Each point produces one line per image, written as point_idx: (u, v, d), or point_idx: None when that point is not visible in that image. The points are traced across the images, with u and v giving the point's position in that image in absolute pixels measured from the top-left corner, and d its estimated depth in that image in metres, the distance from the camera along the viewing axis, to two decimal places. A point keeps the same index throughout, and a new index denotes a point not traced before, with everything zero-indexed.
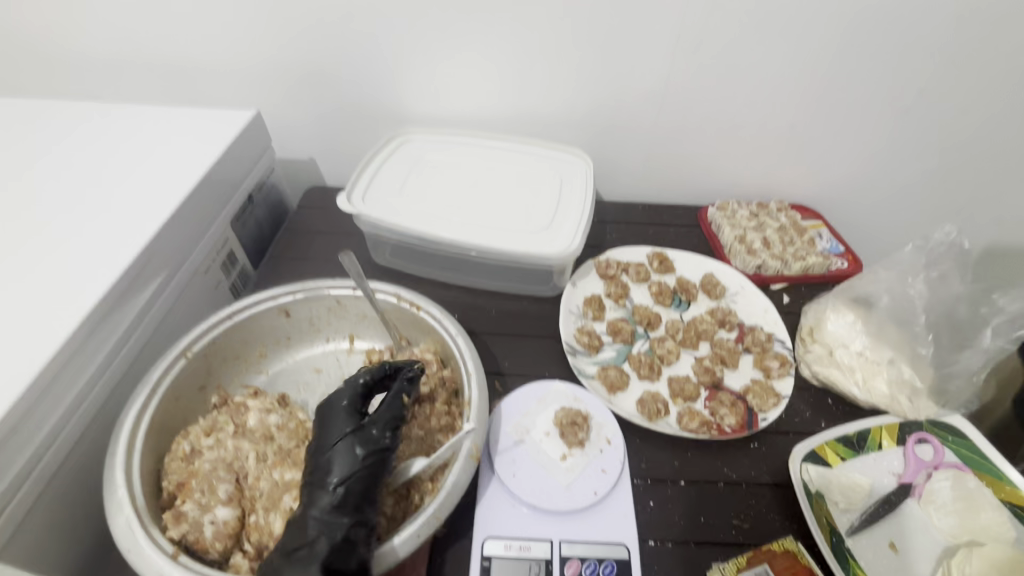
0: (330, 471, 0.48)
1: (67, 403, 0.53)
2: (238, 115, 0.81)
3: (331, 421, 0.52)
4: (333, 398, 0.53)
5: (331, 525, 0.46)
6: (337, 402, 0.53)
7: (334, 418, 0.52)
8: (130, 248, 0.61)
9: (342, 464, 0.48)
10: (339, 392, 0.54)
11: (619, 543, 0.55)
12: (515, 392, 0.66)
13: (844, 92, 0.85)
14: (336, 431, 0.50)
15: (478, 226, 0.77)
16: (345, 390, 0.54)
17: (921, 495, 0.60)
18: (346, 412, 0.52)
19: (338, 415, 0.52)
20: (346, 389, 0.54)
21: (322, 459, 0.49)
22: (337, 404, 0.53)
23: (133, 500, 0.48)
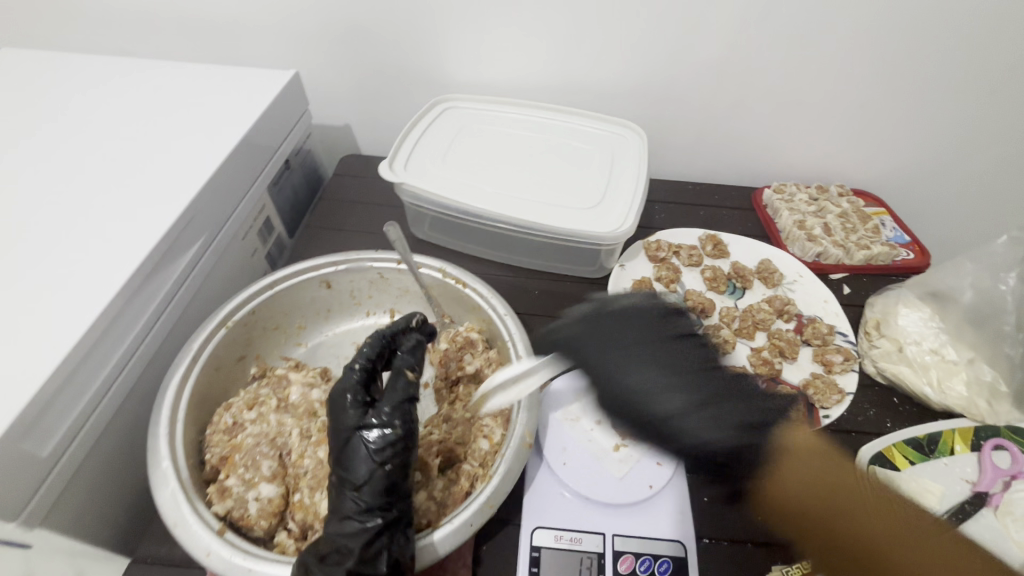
0: (351, 471, 0.45)
1: (108, 370, 0.51)
2: (278, 76, 0.77)
3: (338, 416, 0.48)
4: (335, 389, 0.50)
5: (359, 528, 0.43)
6: (337, 393, 0.49)
7: (337, 413, 0.48)
8: (170, 211, 0.58)
9: (357, 461, 0.45)
10: (339, 384, 0.50)
11: (675, 540, 0.52)
12: (551, 383, 0.63)
13: (927, 67, 0.78)
14: (344, 428, 0.47)
15: (525, 200, 0.73)
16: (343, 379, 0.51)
17: (997, 505, 0.56)
18: (350, 402, 0.48)
19: (342, 407, 0.49)
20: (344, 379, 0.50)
21: (341, 456, 0.46)
22: (342, 395, 0.49)
23: (177, 473, 0.46)
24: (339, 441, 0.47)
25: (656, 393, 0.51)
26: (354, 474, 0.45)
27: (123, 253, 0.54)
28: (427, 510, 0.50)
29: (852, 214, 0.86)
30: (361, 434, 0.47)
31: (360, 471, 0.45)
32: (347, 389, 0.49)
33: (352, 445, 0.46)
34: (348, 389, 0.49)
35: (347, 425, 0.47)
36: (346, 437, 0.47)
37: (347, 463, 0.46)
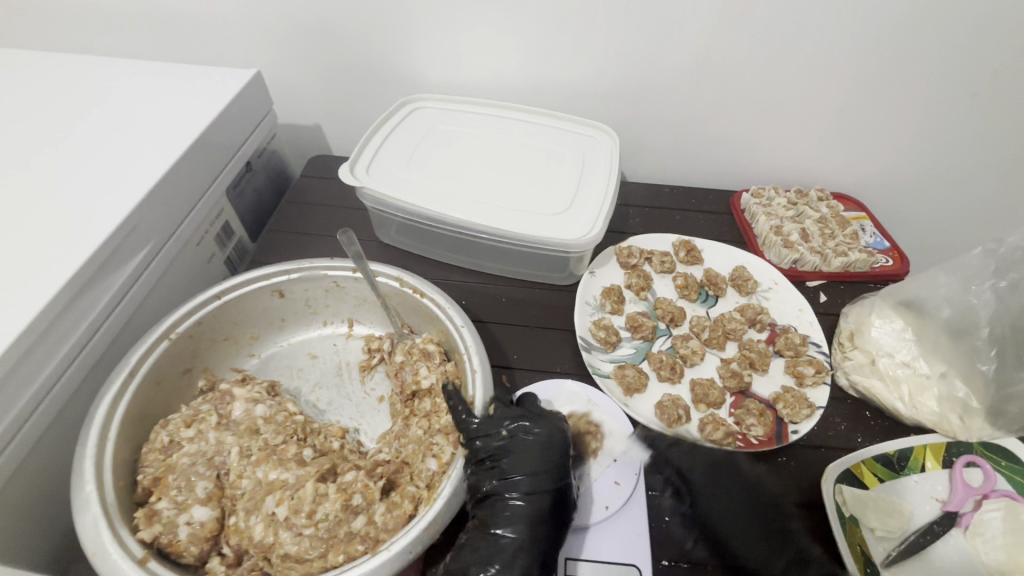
0: (522, 526, 0.47)
1: (37, 385, 0.49)
2: (238, 74, 0.74)
3: (504, 474, 0.49)
4: (545, 441, 0.51)
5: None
6: (550, 447, 0.51)
7: (531, 478, 0.49)
8: (111, 217, 0.55)
9: (531, 524, 0.46)
10: (524, 442, 0.51)
11: (631, 564, 0.49)
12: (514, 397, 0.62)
13: (910, 69, 0.75)
14: (528, 490, 0.48)
15: (490, 206, 0.70)
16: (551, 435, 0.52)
17: (968, 526, 0.54)
18: (547, 469, 0.49)
19: (540, 460, 0.50)
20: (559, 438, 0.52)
21: (531, 509, 0.47)
22: (528, 456, 0.50)
23: (102, 497, 0.44)
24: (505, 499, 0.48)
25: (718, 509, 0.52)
26: (503, 530, 0.46)
27: (56, 262, 0.51)
28: (366, 535, 0.45)
29: (831, 219, 0.84)
30: (544, 485, 0.49)
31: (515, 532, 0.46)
32: (538, 452, 0.50)
33: (558, 516, 0.48)
34: (543, 451, 0.50)
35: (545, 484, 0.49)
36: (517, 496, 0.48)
37: (521, 525, 0.46)
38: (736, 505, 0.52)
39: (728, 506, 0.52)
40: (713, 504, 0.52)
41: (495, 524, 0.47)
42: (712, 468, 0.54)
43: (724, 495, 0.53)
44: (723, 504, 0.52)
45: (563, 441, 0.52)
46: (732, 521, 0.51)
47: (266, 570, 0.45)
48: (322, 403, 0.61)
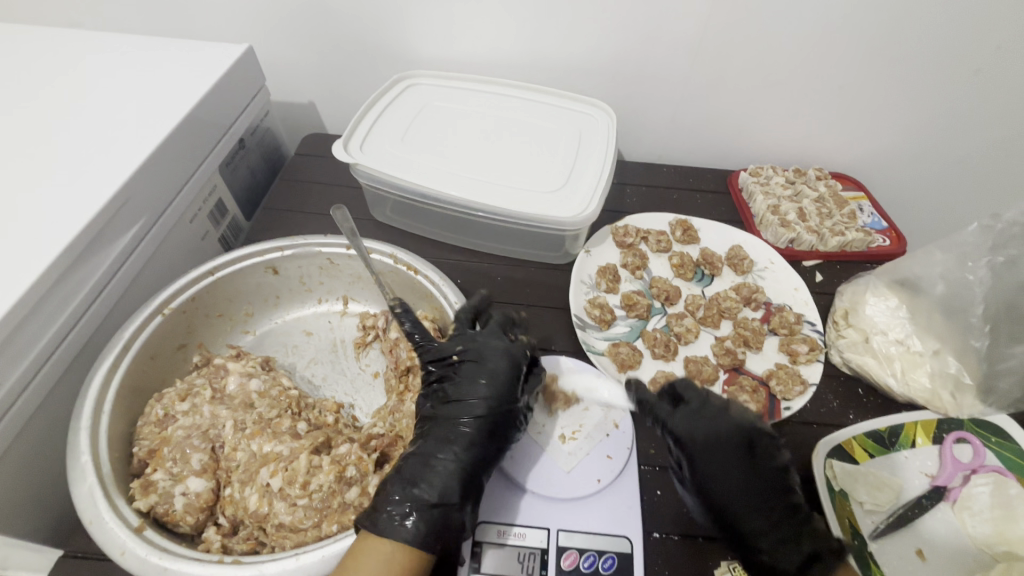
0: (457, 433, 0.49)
1: (30, 359, 0.49)
2: (230, 48, 0.73)
3: (449, 398, 0.52)
4: (487, 361, 0.53)
5: (421, 504, 0.44)
6: (490, 366, 0.53)
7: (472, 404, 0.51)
8: (101, 192, 0.55)
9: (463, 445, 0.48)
10: (469, 370, 0.53)
11: (622, 535, 0.50)
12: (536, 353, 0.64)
13: (912, 45, 0.74)
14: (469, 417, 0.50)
15: (485, 182, 0.69)
16: (496, 358, 0.53)
17: (956, 500, 0.55)
18: (487, 396, 0.51)
19: (478, 381, 0.52)
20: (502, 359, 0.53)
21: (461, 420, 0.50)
22: (472, 384, 0.52)
23: (98, 468, 0.44)
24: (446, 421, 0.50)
25: (728, 494, 0.48)
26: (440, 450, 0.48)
27: (46, 237, 0.51)
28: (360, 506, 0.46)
29: (828, 199, 0.83)
30: (478, 400, 0.51)
31: (447, 452, 0.48)
32: (482, 379, 0.52)
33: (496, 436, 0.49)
34: (486, 379, 0.52)
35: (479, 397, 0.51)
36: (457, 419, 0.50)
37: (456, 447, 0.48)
38: (737, 477, 0.49)
39: (729, 477, 0.49)
40: (711, 476, 0.49)
41: (433, 445, 0.48)
42: (718, 452, 0.50)
43: (727, 467, 0.49)
44: (721, 476, 0.49)
45: (507, 371, 0.53)
46: (735, 500, 0.48)
47: (261, 540, 0.45)
48: (317, 379, 0.61)
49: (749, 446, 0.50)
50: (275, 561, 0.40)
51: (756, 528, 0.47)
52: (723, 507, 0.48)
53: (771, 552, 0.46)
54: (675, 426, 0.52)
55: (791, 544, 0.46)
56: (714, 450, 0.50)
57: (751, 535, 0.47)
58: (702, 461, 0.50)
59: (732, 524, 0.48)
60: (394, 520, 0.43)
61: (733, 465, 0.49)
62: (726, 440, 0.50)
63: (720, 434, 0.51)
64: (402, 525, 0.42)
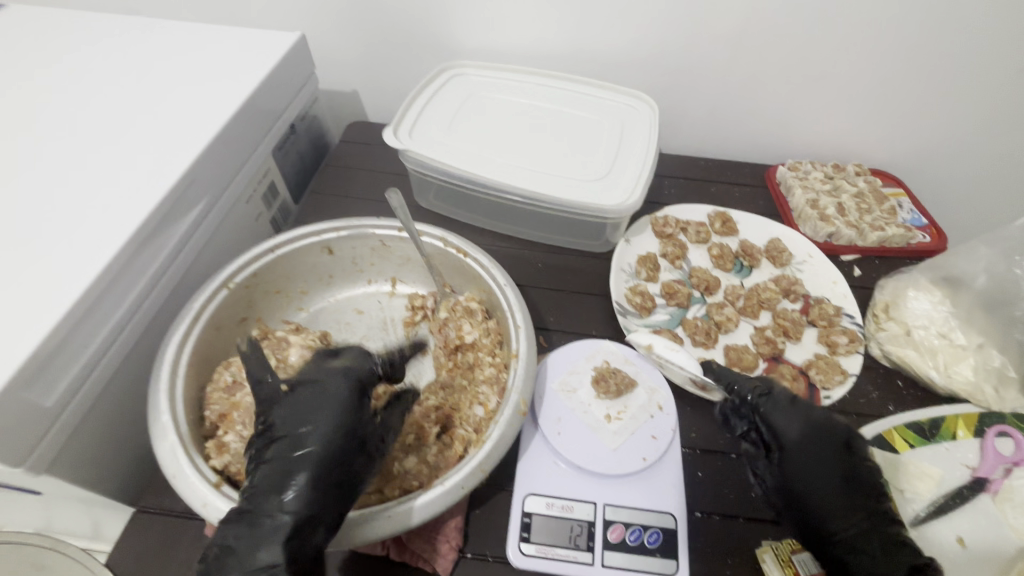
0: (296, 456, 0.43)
1: (110, 327, 0.52)
2: (284, 36, 0.75)
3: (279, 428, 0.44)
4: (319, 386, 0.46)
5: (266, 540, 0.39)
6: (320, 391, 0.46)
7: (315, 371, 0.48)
8: (171, 172, 0.58)
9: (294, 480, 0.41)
10: (304, 400, 0.45)
11: (667, 512, 0.51)
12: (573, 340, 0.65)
13: (959, 40, 0.74)
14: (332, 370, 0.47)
15: (530, 169, 0.71)
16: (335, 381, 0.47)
17: (997, 492, 0.55)
18: (317, 429, 0.44)
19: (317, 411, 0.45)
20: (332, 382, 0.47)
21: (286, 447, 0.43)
22: (299, 412, 0.45)
23: (177, 427, 0.47)
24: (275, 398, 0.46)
25: (818, 487, 0.49)
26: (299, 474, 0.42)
27: (125, 212, 0.54)
28: (420, 473, 0.49)
29: (868, 194, 0.83)
30: (319, 430, 0.44)
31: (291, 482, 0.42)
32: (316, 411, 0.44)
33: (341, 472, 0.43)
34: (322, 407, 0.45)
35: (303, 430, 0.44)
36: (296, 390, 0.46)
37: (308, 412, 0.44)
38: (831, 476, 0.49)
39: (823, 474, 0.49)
40: (806, 470, 0.50)
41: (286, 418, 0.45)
42: (818, 446, 0.50)
43: (826, 464, 0.50)
44: (814, 472, 0.49)
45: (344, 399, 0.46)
46: (828, 494, 0.48)
47: None
48: (369, 354, 0.64)
49: (845, 444, 0.51)
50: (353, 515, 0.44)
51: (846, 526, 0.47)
52: (814, 500, 0.49)
53: (872, 556, 0.45)
54: (774, 418, 0.52)
55: (892, 552, 0.46)
56: (814, 450, 0.50)
57: (847, 536, 0.47)
58: (798, 455, 0.50)
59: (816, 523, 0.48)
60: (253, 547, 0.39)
61: (832, 461, 0.50)
62: (825, 439, 0.51)
63: (822, 433, 0.51)
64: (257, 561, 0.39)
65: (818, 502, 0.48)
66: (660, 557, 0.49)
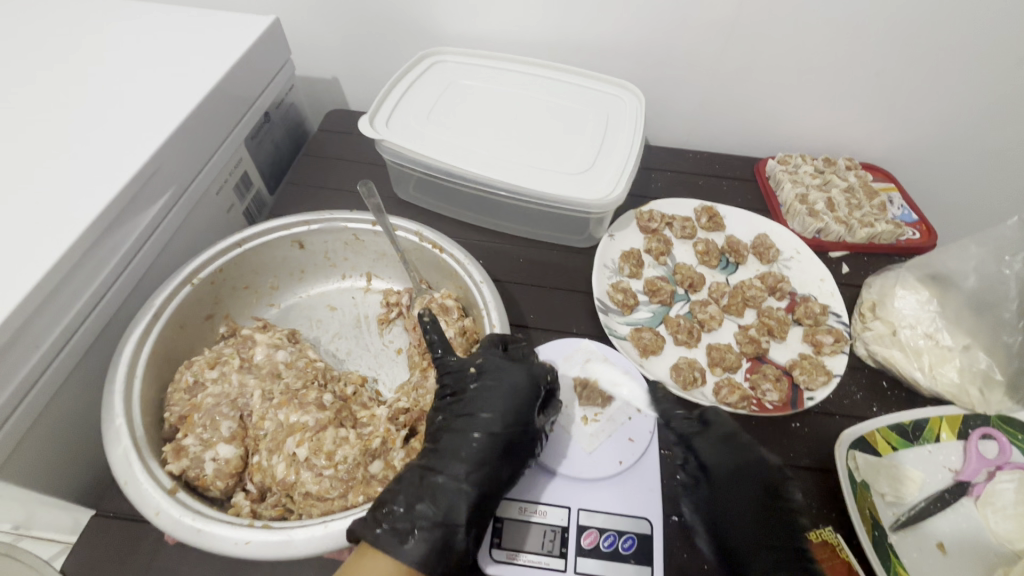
0: (467, 439, 0.48)
1: (65, 324, 0.50)
2: (257, 19, 0.72)
3: (462, 413, 0.50)
4: (504, 371, 0.51)
5: (426, 523, 0.43)
6: (511, 379, 0.50)
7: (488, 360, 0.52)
8: (133, 161, 0.55)
9: (473, 464, 0.46)
10: (492, 385, 0.50)
11: (643, 517, 0.50)
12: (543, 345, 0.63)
13: (954, 31, 0.72)
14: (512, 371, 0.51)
15: (511, 162, 0.69)
16: (514, 366, 0.51)
17: (980, 496, 0.54)
18: (498, 417, 0.49)
19: (487, 395, 0.50)
20: (515, 367, 0.51)
21: (457, 429, 0.49)
22: (493, 400, 0.50)
23: (132, 431, 0.45)
24: (465, 376, 0.52)
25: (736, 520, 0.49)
26: (457, 451, 0.47)
27: (81, 204, 0.51)
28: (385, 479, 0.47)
29: (858, 189, 0.81)
30: (489, 414, 0.49)
31: (457, 464, 0.46)
32: (503, 400, 0.49)
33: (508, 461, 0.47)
34: (510, 397, 0.50)
35: (481, 415, 0.49)
36: (483, 377, 0.51)
37: (509, 404, 0.49)
38: (750, 508, 0.49)
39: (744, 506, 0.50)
40: (728, 502, 0.50)
41: (470, 407, 0.50)
42: (744, 477, 0.51)
43: (747, 497, 0.50)
44: (738, 506, 0.50)
45: (527, 393, 0.50)
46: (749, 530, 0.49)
47: (289, 507, 0.46)
48: (341, 352, 0.62)
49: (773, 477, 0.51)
50: (304, 528, 0.41)
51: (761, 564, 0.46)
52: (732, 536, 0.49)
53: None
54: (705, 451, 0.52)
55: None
56: (740, 479, 0.51)
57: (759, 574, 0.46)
58: (722, 486, 0.51)
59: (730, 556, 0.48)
60: (396, 537, 0.41)
61: (756, 496, 0.50)
62: (753, 476, 0.51)
63: (748, 468, 0.51)
64: (409, 550, 0.41)
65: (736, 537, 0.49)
66: (635, 564, 0.48)
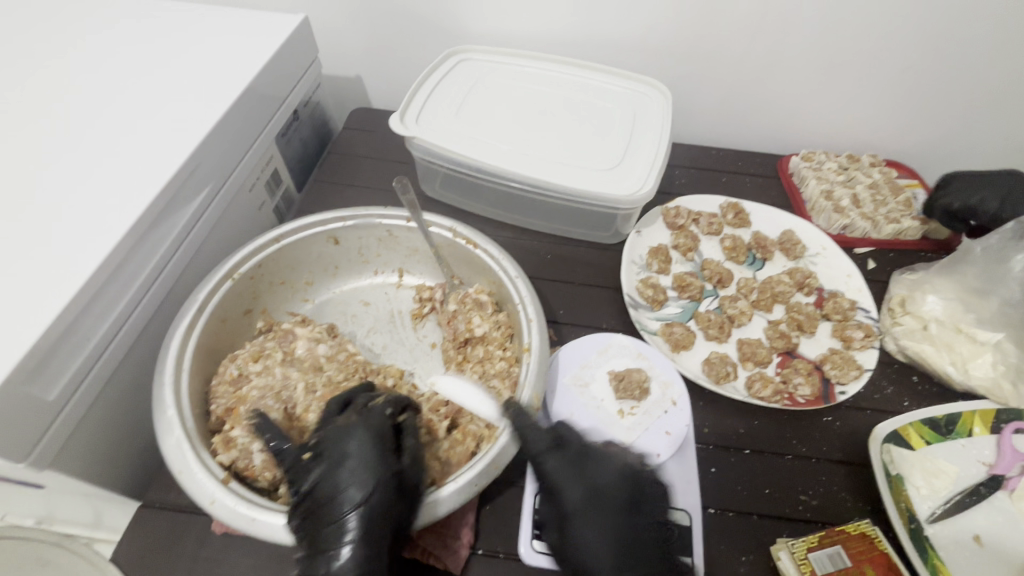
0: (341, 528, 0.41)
1: (114, 317, 0.51)
2: (288, 18, 0.73)
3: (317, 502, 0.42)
4: (343, 439, 0.44)
5: None
6: (349, 447, 0.44)
7: (323, 431, 0.46)
8: (173, 159, 0.56)
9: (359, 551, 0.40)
10: (332, 458, 0.44)
11: (681, 509, 0.52)
12: (558, 349, 0.62)
13: (983, 27, 0.72)
14: (351, 442, 0.44)
15: (540, 159, 0.69)
16: (355, 429, 0.45)
17: (1014, 489, 0.55)
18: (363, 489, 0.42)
19: (341, 470, 0.43)
20: (359, 428, 0.45)
21: (315, 522, 0.41)
22: (342, 473, 0.43)
23: (183, 422, 0.46)
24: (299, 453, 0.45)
25: (609, 548, 0.45)
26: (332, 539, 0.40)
27: (127, 200, 0.52)
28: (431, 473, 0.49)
29: (883, 185, 0.81)
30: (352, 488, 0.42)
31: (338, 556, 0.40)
32: (348, 473, 0.43)
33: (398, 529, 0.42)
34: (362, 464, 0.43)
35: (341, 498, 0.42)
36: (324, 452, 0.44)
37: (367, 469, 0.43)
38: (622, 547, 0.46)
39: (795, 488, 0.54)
40: (587, 535, 0.46)
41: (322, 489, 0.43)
42: (598, 506, 0.47)
43: (604, 529, 0.46)
44: (598, 540, 0.46)
45: (374, 449, 0.44)
46: (629, 554, 0.45)
47: None
48: (377, 347, 0.63)
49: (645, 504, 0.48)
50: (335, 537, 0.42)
51: None
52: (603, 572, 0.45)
53: None
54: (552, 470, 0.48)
55: None
56: (599, 506, 0.47)
57: None
58: (577, 523, 0.47)
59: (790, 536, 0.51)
60: None
61: (621, 522, 0.46)
62: (609, 500, 0.47)
63: (608, 486, 0.48)
64: None
65: (602, 570, 0.45)
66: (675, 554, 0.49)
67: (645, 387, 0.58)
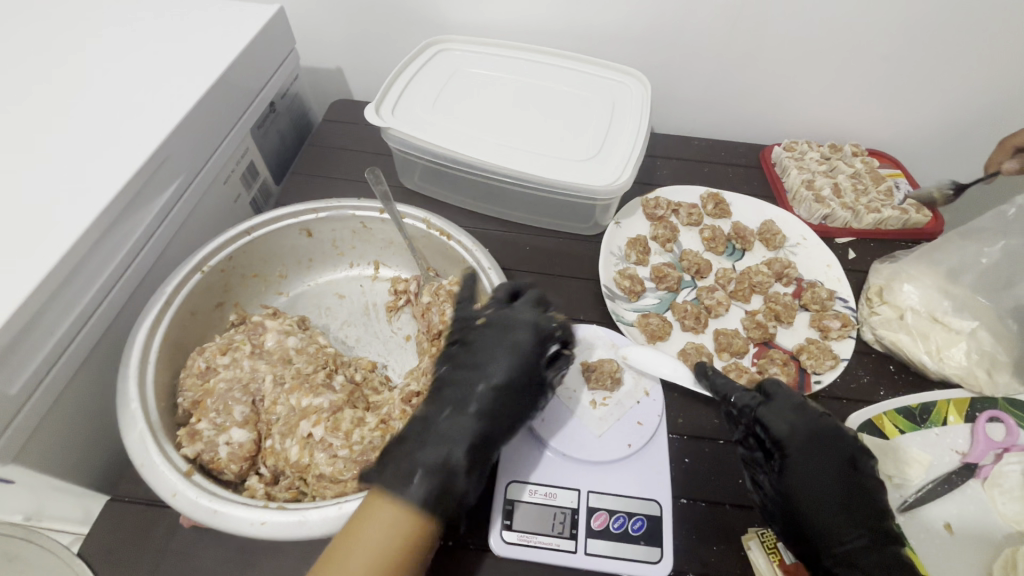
0: (478, 387, 0.47)
1: (78, 312, 0.50)
2: (262, 8, 0.72)
3: (465, 364, 0.49)
4: (513, 325, 0.51)
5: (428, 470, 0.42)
6: (515, 331, 0.50)
7: (499, 313, 0.52)
8: (140, 150, 0.55)
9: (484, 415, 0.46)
10: (488, 339, 0.50)
11: (652, 499, 0.51)
12: None
13: (963, 14, 0.71)
14: (518, 326, 0.51)
15: (517, 149, 0.69)
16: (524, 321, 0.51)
17: (986, 477, 0.54)
18: (509, 366, 0.48)
19: (503, 345, 0.49)
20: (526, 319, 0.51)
21: (463, 375, 0.48)
22: (496, 348, 0.49)
23: (146, 415, 0.46)
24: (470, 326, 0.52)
25: (813, 489, 0.48)
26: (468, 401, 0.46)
27: (92, 192, 0.51)
28: None
29: (864, 175, 0.81)
30: (503, 360, 0.48)
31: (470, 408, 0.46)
32: (503, 351, 0.49)
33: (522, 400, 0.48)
34: (511, 347, 0.49)
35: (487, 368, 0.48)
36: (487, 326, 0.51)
37: (521, 350, 0.49)
38: (832, 490, 0.47)
39: (828, 487, 0.48)
40: (805, 474, 0.48)
41: (473, 358, 0.49)
42: (816, 450, 0.49)
43: (824, 472, 0.48)
44: (816, 480, 0.48)
45: (530, 340, 0.50)
46: (817, 496, 0.47)
47: (302, 489, 0.47)
48: (350, 339, 0.63)
49: (853, 445, 0.49)
50: (319, 510, 0.41)
51: (855, 540, 0.45)
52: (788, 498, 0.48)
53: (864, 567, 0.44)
54: (774, 421, 0.51)
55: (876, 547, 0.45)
56: (819, 449, 0.49)
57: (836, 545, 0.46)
58: (795, 462, 0.49)
59: (810, 540, 0.46)
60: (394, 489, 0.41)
61: (833, 466, 0.48)
62: (834, 446, 0.49)
63: (828, 435, 0.50)
64: (413, 491, 0.41)
65: (801, 505, 0.47)
66: (644, 546, 0.48)
67: (617, 376, 0.58)
